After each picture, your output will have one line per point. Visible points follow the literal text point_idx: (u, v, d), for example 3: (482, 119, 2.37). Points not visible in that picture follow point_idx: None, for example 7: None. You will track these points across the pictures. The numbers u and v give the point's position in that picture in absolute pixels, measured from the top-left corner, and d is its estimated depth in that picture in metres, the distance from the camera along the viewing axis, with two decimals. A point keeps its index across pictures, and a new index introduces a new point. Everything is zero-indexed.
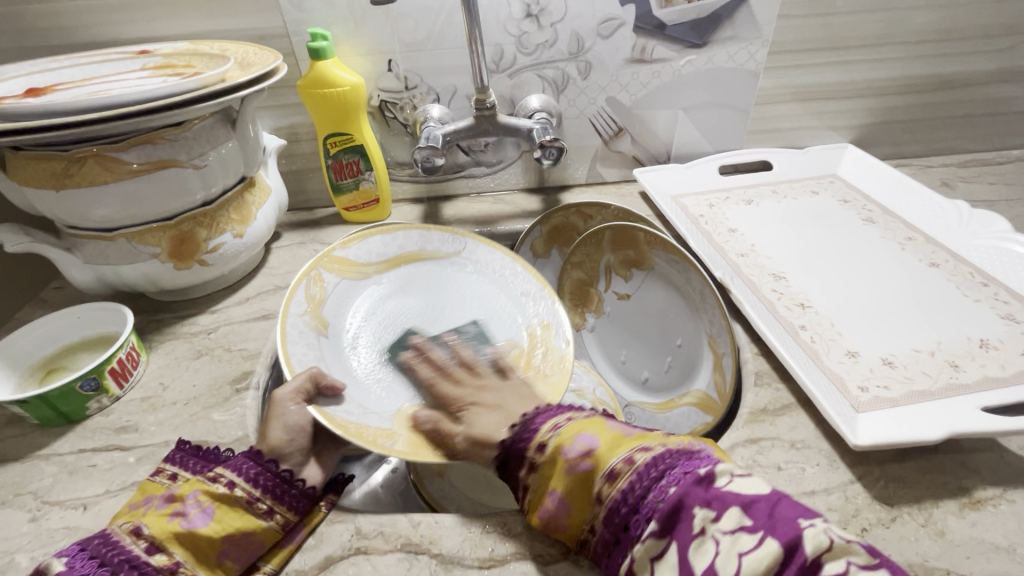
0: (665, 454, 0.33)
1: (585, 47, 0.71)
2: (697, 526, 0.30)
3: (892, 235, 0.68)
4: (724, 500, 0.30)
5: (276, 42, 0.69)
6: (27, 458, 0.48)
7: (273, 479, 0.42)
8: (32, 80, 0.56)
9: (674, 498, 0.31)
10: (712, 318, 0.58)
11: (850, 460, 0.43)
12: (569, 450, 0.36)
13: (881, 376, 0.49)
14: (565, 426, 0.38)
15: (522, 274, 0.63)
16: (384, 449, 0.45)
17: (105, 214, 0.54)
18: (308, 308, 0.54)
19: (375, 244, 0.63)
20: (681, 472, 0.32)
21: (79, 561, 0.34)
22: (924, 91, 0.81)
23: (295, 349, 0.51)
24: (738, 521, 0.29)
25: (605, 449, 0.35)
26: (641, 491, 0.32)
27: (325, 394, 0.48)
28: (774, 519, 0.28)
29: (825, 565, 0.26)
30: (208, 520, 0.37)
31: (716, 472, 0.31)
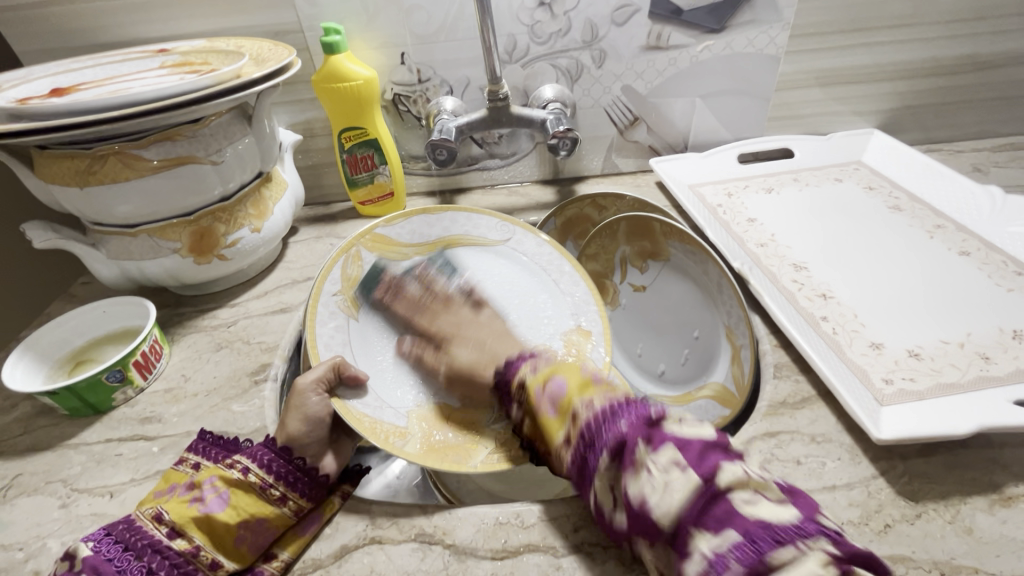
0: (620, 399, 0.36)
1: (599, 35, 0.70)
2: (637, 459, 0.32)
3: (920, 223, 0.65)
4: (662, 438, 0.32)
5: (290, 38, 0.69)
6: (57, 447, 0.50)
7: (285, 466, 0.41)
8: (56, 80, 0.57)
9: (622, 435, 0.33)
10: (730, 311, 0.58)
11: (873, 455, 0.42)
12: (541, 392, 0.40)
13: (906, 368, 0.47)
14: (541, 368, 0.41)
15: (568, 273, 0.62)
16: (395, 449, 0.46)
17: (128, 210, 0.56)
18: (341, 288, 0.55)
19: (417, 224, 0.62)
20: (632, 415, 0.34)
21: (105, 546, 0.36)
22: (955, 72, 0.78)
23: (322, 330, 0.52)
24: (673, 457, 0.31)
25: (573, 392, 0.38)
26: (597, 428, 0.35)
27: (347, 384, 0.49)
28: (702, 456, 0.30)
29: (736, 494, 0.29)
30: (224, 505, 0.38)
31: (665, 415, 0.34)
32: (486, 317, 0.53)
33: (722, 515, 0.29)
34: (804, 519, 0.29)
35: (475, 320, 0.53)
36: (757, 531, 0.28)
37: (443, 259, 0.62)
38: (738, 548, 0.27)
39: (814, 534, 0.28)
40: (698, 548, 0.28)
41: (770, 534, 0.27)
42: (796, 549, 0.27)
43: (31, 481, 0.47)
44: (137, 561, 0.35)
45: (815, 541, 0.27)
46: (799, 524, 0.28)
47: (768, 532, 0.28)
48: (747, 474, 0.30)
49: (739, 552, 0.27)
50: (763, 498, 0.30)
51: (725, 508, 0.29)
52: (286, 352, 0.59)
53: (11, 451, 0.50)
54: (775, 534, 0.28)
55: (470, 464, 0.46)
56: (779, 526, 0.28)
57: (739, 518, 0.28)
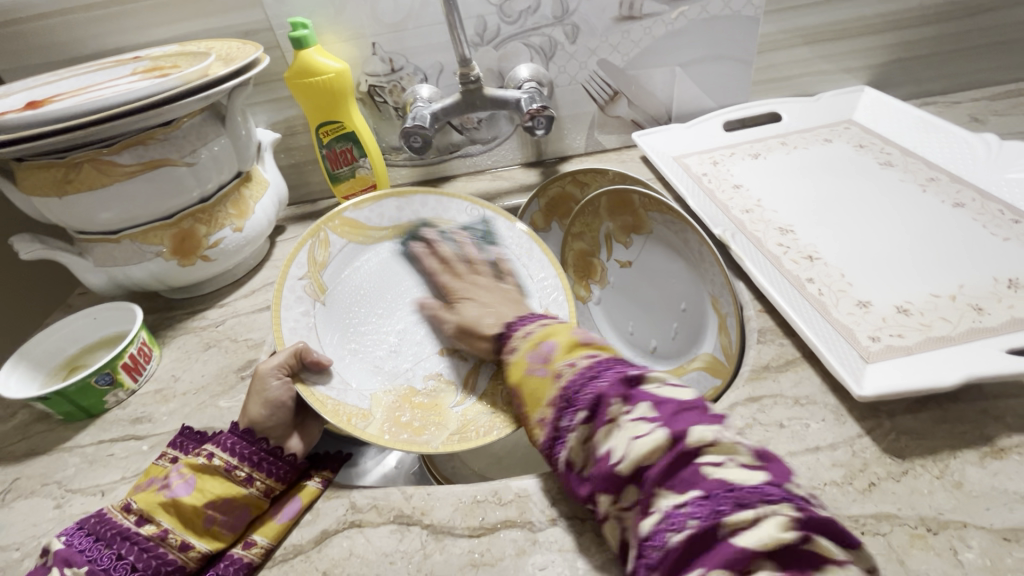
0: (605, 359, 0.38)
1: (570, 9, 0.69)
2: (611, 416, 0.33)
3: (912, 177, 0.63)
4: (639, 397, 0.33)
5: (261, 37, 0.69)
6: (53, 450, 0.51)
7: (249, 448, 0.43)
8: (31, 94, 0.58)
9: (600, 392, 0.34)
10: (714, 278, 0.56)
11: (858, 414, 0.41)
12: (535, 355, 0.41)
13: (894, 324, 0.45)
14: (539, 331, 0.44)
15: (539, 259, 0.61)
16: (355, 430, 0.46)
17: (110, 216, 0.57)
18: (308, 271, 0.54)
19: (387, 207, 0.61)
20: (612, 372, 0.36)
21: (77, 539, 0.37)
22: (946, 20, 0.75)
23: (288, 315, 0.51)
24: (644, 412, 0.32)
25: (562, 354, 0.40)
26: (575, 387, 0.36)
27: (311, 369, 0.49)
28: (676, 415, 0.31)
29: (702, 455, 0.29)
30: (191, 489, 0.39)
31: (646, 376, 0.35)
32: (498, 286, 0.57)
33: (687, 476, 0.29)
34: (772, 485, 0.28)
35: (494, 286, 0.57)
36: (718, 492, 0.28)
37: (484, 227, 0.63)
38: (696, 504, 0.28)
39: (776, 499, 0.27)
40: (659, 505, 0.29)
41: (733, 497, 0.27)
42: (753, 510, 0.26)
43: (27, 484, 0.48)
44: (108, 550, 0.37)
45: (777, 505, 0.27)
46: (764, 489, 0.27)
47: (727, 492, 0.27)
48: (719, 436, 0.30)
49: (695, 508, 0.28)
50: (732, 462, 0.29)
51: (687, 466, 0.29)
52: (272, 348, 0.59)
53: (9, 456, 0.51)
54: (736, 495, 0.27)
55: (431, 443, 0.47)
56: (740, 486, 0.27)
57: (701, 480, 0.28)
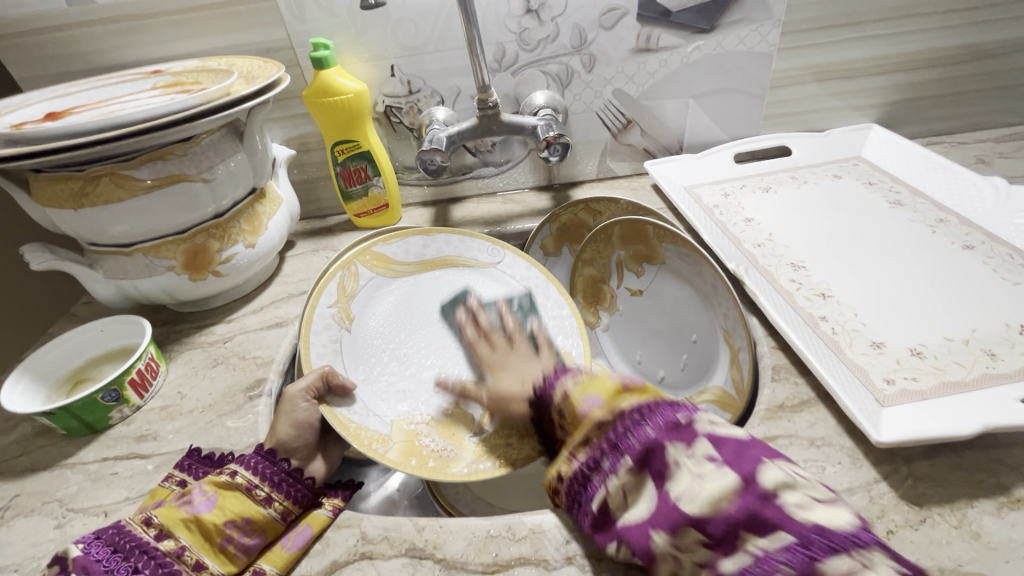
0: (649, 403, 0.36)
1: (588, 40, 0.70)
2: (671, 459, 0.33)
3: (922, 217, 0.64)
4: (697, 437, 0.33)
5: (280, 55, 0.70)
6: (55, 467, 0.50)
7: (271, 468, 0.43)
8: (51, 105, 0.58)
9: (650, 440, 0.34)
10: (727, 312, 0.56)
11: (874, 458, 0.41)
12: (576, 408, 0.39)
13: (908, 367, 0.46)
14: (581, 380, 0.41)
15: (555, 299, 0.61)
16: (375, 455, 0.46)
17: (123, 229, 0.56)
18: (337, 300, 0.54)
19: (413, 244, 0.61)
20: (664, 417, 0.35)
21: (95, 548, 0.37)
22: (954, 63, 0.76)
23: (316, 341, 0.51)
24: (707, 453, 0.32)
25: (609, 403, 0.38)
26: (622, 430, 0.35)
27: (335, 393, 0.49)
28: (742, 455, 0.32)
29: (781, 497, 0.30)
30: (212, 506, 0.39)
31: (695, 420, 0.34)
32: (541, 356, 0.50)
33: (772, 519, 0.29)
34: (860, 527, 0.29)
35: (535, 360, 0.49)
36: (813, 537, 0.28)
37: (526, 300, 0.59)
38: (790, 549, 0.28)
39: (869, 543, 0.28)
40: (746, 548, 0.29)
41: (826, 541, 0.28)
42: (851, 554, 0.28)
43: (27, 502, 0.47)
44: (125, 562, 0.36)
45: (871, 549, 0.28)
46: (855, 531, 0.29)
47: (822, 538, 0.28)
48: (792, 475, 0.31)
49: (792, 554, 0.28)
50: (810, 501, 0.30)
51: (777, 513, 0.29)
52: (281, 367, 0.59)
53: (10, 471, 0.50)
54: (829, 538, 0.28)
55: (453, 472, 0.46)
56: (834, 528, 0.29)
57: (791, 521, 0.29)
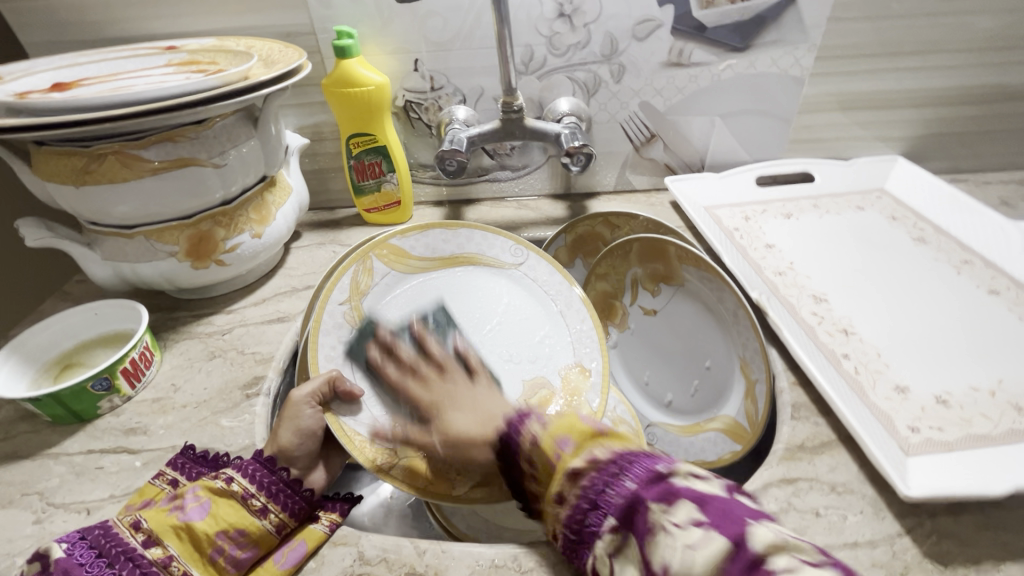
0: (626, 451, 0.33)
1: (619, 49, 0.68)
2: (652, 520, 0.29)
3: (946, 257, 0.63)
4: (676, 493, 0.29)
5: (301, 40, 0.67)
6: (37, 456, 0.48)
7: (270, 477, 0.40)
8: (59, 74, 0.56)
9: (629, 496, 0.30)
10: (746, 339, 0.54)
11: (898, 510, 0.39)
12: (548, 454, 0.35)
13: (933, 416, 0.44)
14: (552, 422, 0.37)
15: (578, 308, 0.58)
16: (382, 472, 0.45)
17: (125, 211, 0.54)
18: (349, 297, 0.52)
19: (433, 239, 0.59)
20: (641, 468, 0.31)
21: (78, 549, 0.34)
22: (984, 101, 0.75)
23: (324, 342, 0.50)
24: (690, 513, 0.28)
25: (579, 445, 0.34)
26: (599, 487, 0.32)
27: (342, 399, 0.47)
28: (724, 516, 0.28)
29: (769, 563, 0.25)
30: (204, 514, 0.37)
31: (674, 471, 0.31)
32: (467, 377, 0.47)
33: None
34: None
35: (472, 389, 0.45)
36: None
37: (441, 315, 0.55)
38: None
39: None
40: None
41: None
42: None
43: (6, 492, 0.45)
44: (110, 569, 0.34)
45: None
46: None
47: None
48: (784, 537, 0.27)
49: None
50: (801, 563, 0.26)
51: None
52: (281, 365, 0.57)
53: None
54: None
55: (453, 494, 0.45)
56: None
57: None
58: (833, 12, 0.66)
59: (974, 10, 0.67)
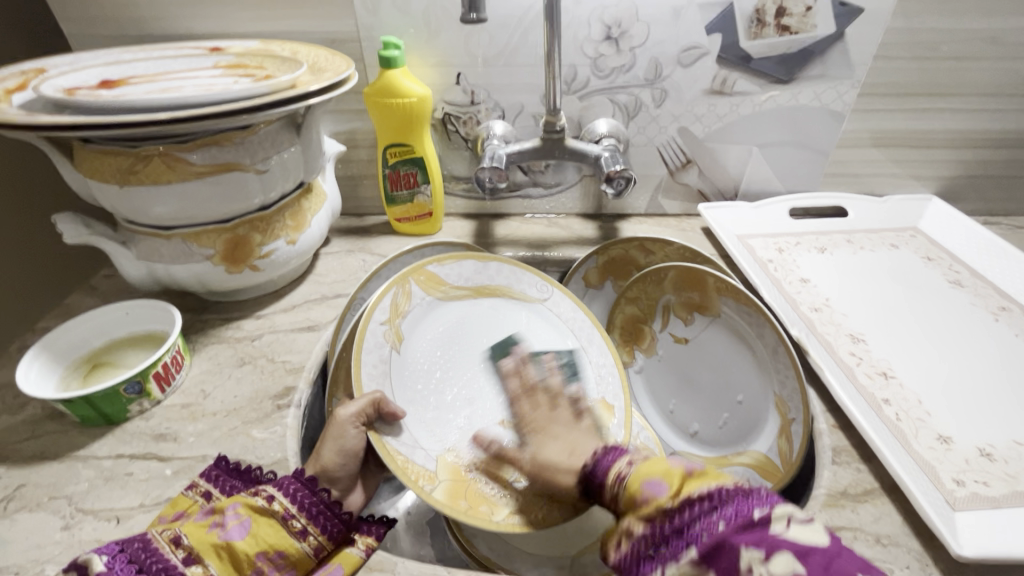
0: (723, 489, 0.32)
1: (663, 75, 0.68)
2: (744, 565, 0.28)
3: (983, 303, 0.62)
4: (776, 544, 0.29)
5: (345, 47, 0.67)
6: (65, 458, 0.47)
7: (310, 497, 0.40)
8: (106, 70, 0.55)
9: (721, 537, 0.30)
10: (785, 380, 0.54)
11: (945, 567, 0.38)
12: (636, 489, 0.35)
13: (978, 469, 0.44)
14: (639, 466, 0.37)
15: (598, 346, 0.59)
16: (424, 494, 0.44)
17: (164, 212, 0.53)
18: (389, 318, 0.52)
19: (466, 268, 0.59)
20: (737, 513, 0.30)
21: (117, 564, 0.34)
22: (1022, 146, 0.75)
23: (366, 360, 0.49)
24: (790, 565, 0.28)
25: (674, 486, 0.34)
26: (688, 520, 0.31)
27: (384, 420, 0.47)
28: (829, 571, 0.28)
29: None
30: (245, 533, 0.37)
31: (772, 516, 0.30)
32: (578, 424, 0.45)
33: None
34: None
35: (574, 426, 0.45)
36: None
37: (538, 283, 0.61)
38: None
39: None
40: None
41: None
42: None
43: (34, 495, 0.44)
44: None
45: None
46: None
47: None
48: None
49: None
50: None
51: None
52: (311, 376, 0.56)
53: (15, 457, 0.47)
54: None
55: (494, 519, 0.45)
56: None
57: None
58: (880, 49, 0.66)
59: (1021, 56, 0.67)
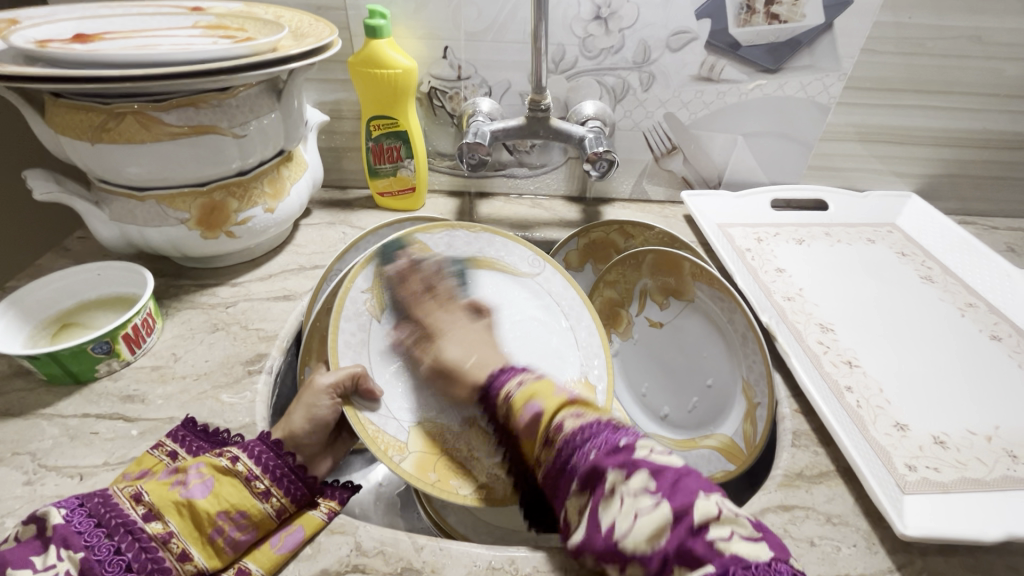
0: (591, 421, 0.39)
1: (651, 58, 0.67)
2: (609, 486, 0.34)
3: (952, 298, 0.64)
4: (636, 465, 0.34)
5: (331, 15, 0.66)
6: (30, 415, 0.47)
7: (275, 460, 0.40)
8: (81, 25, 0.54)
9: (592, 463, 0.36)
10: (753, 364, 0.55)
11: (890, 546, 0.40)
12: (521, 415, 0.43)
13: (931, 456, 0.45)
14: (526, 386, 0.44)
15: (588, 327, 0.59)
16: (391, 464, 0.45)
17: (137, 172, 0.52)
18: (372, 286, 0.53)
19: (457, 239, 0.59)
20: (604, 442, 0.37)
21: (77, 517, 0.34)
22: (1002, 148, 0.76)
23: (345, 328, 0.51)
24: (644, 483, 0.33)
25: (551, 409, 0.41)
26: (566, 455, 0.38)
27: (362, 396, 0.48)
28: (676, 487, 0.33)
29: (709, 529, 0.31)
30: (207, 492, 0.37)
31: (636, 444, 0.36)
32: (474, 325, 0.56)
33: (700, 553, 0.31)
34: (775, 559, 0.31)
35: (469, 325, 0.56)
36: (734, 568, 0.29)
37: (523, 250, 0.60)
38: None
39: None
40: None
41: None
42: None
43: None
44: (108, 540, 0.34)
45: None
46: (773, 564, 0.30)
47: (745, 572, 0.29)
48: (722, 509, 0.32)
49: None
50: (736, 534, 0.31)
51: (699, 548, 0.31)
52: (284, 344, 0.56)
53: None
54: (753, 574, 0.29)
55: (462, 493, 0.46)
56: (754, 563, 0.30)
57: (716, 555, 0.30)
58: (867, 43, 0.66)
59: (1005, 56, 0.68)
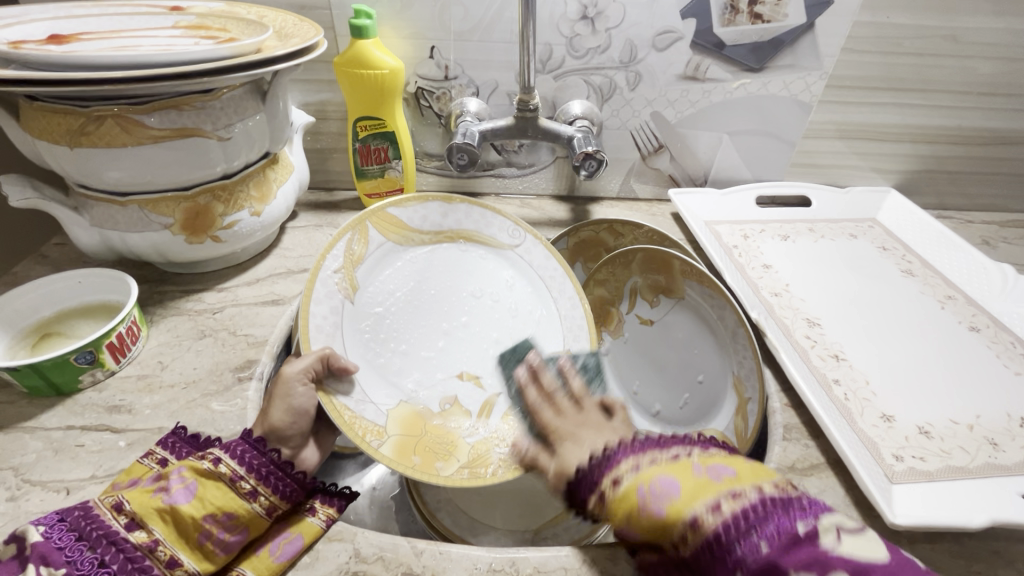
0: (757, 502, 0.29)
1: (637, 57, 0.68)
2: None
3: (932, 291, 0.65)
4: (830, 563, 0.27)
5: (315, 15, 0.65)
6: (11, 429, 0.45)
7: (259, 459, 0.40)
8: (56, 25, 0.52)
9: (769, 561, 0.27)
10: (743, 360, 0.56)
11: (881, 534, 0.41)
12: (642, 497, 0.32)
13: (916, 446, 0.46)
14: (644, 465, 0.33)
15: (569, 295, 0.60)
16: (368, 449, 0.45)
17: (119, 177, 0.51)
18: (343, 266, 0.51)
19: (431, 211, 0.59)
20: (777, 527, 0.28)
21: (57, 533, 0.33)
22: (977, 144, 0.78)
23: (316, 311, 0.48)
24: None
25: (684, 495, 0.31)
26: (728, 544, 0.29)
27: (335, 376, 0.47)
28: None
29: None
30: (190, 497, 0.36)
31: (816, 529, 0.28)
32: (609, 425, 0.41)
33: None
34: None
35: (603, 423, 0.41)
36: None
37: (593, 362, 0.52)
38: None
39: None
40: None
41: None
42: None
43: None
44: (90, 553, 0.33)
45: None
46: None
47: None
48: None
49: None
50: None
51: None
52: (274, 350, 0.55)
53: None
54: None
55: (441, 473, 0.46)
56: None
57: None
58: (848, 43, 0.68)
59: (980, 55, 0.69)
